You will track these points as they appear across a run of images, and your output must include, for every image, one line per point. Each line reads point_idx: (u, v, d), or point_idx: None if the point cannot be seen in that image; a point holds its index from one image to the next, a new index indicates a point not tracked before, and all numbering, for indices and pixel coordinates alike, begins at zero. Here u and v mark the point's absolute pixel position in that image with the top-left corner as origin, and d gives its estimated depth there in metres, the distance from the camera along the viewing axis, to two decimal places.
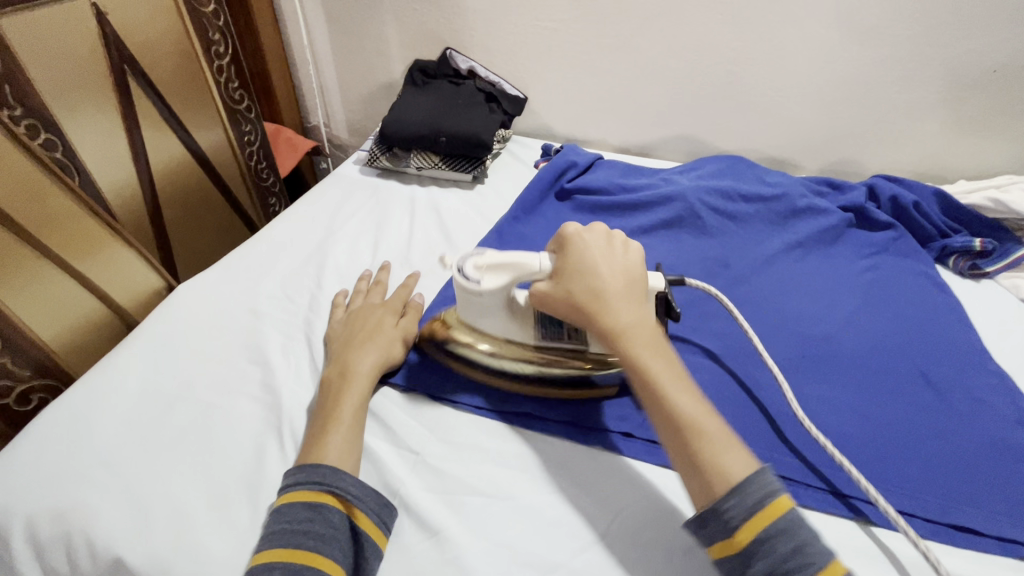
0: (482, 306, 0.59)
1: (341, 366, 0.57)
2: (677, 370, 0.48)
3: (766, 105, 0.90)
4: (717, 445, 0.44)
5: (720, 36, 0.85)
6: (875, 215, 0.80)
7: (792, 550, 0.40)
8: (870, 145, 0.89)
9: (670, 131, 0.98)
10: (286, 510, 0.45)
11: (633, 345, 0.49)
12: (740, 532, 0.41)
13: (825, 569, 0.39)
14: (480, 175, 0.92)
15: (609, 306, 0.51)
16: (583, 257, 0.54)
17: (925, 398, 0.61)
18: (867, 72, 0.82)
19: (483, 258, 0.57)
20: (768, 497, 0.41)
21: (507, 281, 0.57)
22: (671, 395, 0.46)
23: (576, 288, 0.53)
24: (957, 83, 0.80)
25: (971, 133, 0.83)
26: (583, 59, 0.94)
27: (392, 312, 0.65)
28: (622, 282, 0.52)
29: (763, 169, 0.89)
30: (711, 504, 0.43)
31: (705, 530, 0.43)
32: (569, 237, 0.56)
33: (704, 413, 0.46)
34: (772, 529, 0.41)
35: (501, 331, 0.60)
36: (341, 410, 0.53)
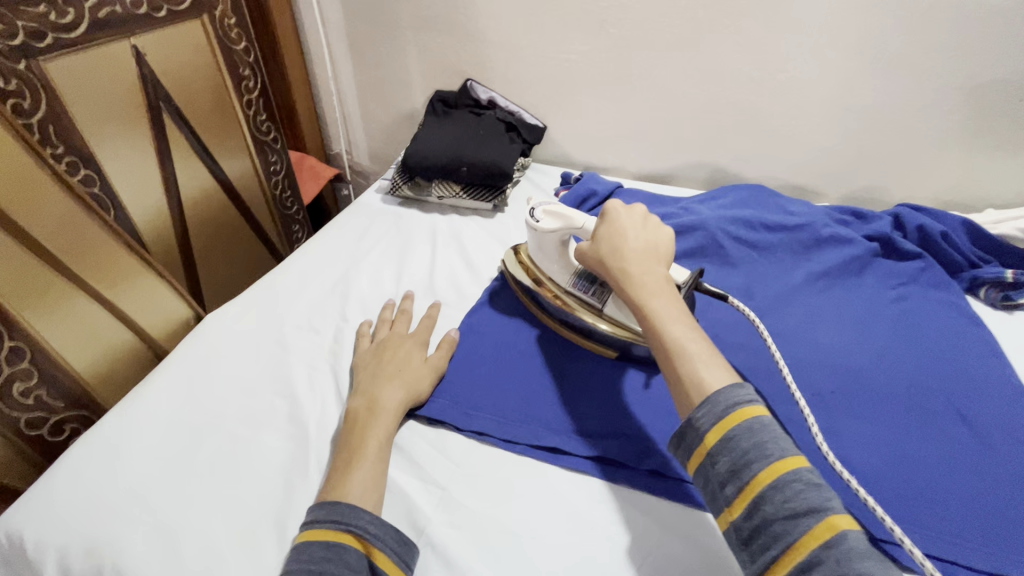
0: (541, 244, 0.71)
1: (367, 400, 0.57)
2: (680, 309, 0.54)
3: (787, 133, 0.90)
4: (700, 360, 0.49)
5: (741, 67, 0.86)
6: (901, 245, 0.79)
7: (752, 447, 0.43)
8: (894, 173, 0.88)
9: (690, 159, 0.99)
10: (304, 549, 0.45)
11: (636, 283, 0.57)
12: (709, 434, 0.45)
13: (782, 462, 0.42)
14: (500, 205, 0.93)
15: (622, 255, 0.60)
16: (613, 221, 0.63)
17: (961, 437, 0.60)
18: (890, 100, 0.82)
19: (552, 207, 0.70)
20: (735, 404, 0.45)
21: (559, 227, 0.68)
22: (663, 320, 0.53)
23: (602, 244, 0.62)
24: (983, 112, 0.79)
25: (999, 162, 0.82)
26: (602, 89, 0.96)
27: (420, 346, 0.65)
28: (641, 244, 0.61)
29: (785, 198, 0.88)
30: (687, 414, 0.47)
31: (684, 441, 0.47)
32: (607, 207, 0.65)
33: (691, 335, 0.51)
34: (740, 432, 0.44)
35: (548, 271, 0.71)
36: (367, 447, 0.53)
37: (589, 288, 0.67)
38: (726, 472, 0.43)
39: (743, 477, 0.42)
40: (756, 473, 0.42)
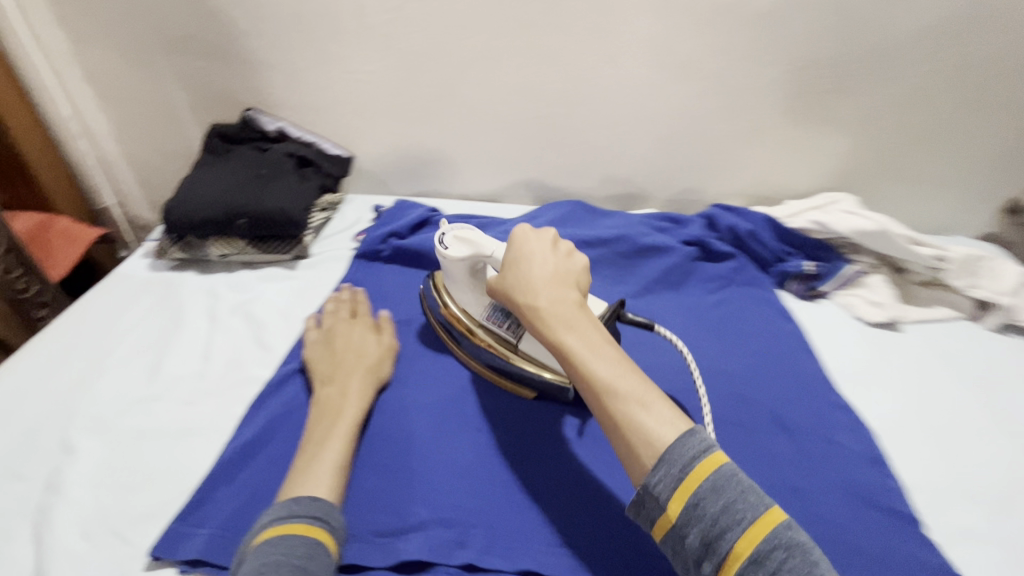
0: (451, 272, 0.60)
1: (338, 389, 0.56)
2: (602, 338, 0.46)
3: (600, 144, 0.86)
4: (635, 403, 0.42)
5: (541, 78, 0.80)
6: (715, 246, 0.78)
7: (721, 510, 0.37)
8: (706, 175, 0.88)
9: (515, 177, 0.92)
10: (308, 536, 0.42)
11: (551, 314, 0.48)
12: (671, 503, 0.38)
13: (755, 524, 0.36)
14: (303, 253, 0.79)
15: (530, 283, 0.50)
16: (513, 252, 0.53)
17: (782, 449, 0.57)
18: (689, 104, 0.81)
19: (467, 232, 0.59)
20: (699, 456, 0.38)
21: (468, 255, 0.58)
22: (581, 362, 0.45)
23: (506, 271, 0.53)
24: (768, 109, 0.81)
25: (793, 155, 0.85)
26: (403, 110, 0.85)
27: (371, 329, 0.64)
28: (551, 272, 0.50)
29: (601, 211, 0.83)
30: (642, 478, 0.40)
31: (642, 508, 0.40)
32: (516, 233, 0.54)
33: (620, 374, 0.43)
34: (705, 491, 0.37)
35: (465, 303, 0.61)
36: (340, 433, 0.52)
37: (505, 320, 0.58)
38: (699, 545, 0.37)
39: (718, 548, 0.36)
40: (732, 545, 0.36)
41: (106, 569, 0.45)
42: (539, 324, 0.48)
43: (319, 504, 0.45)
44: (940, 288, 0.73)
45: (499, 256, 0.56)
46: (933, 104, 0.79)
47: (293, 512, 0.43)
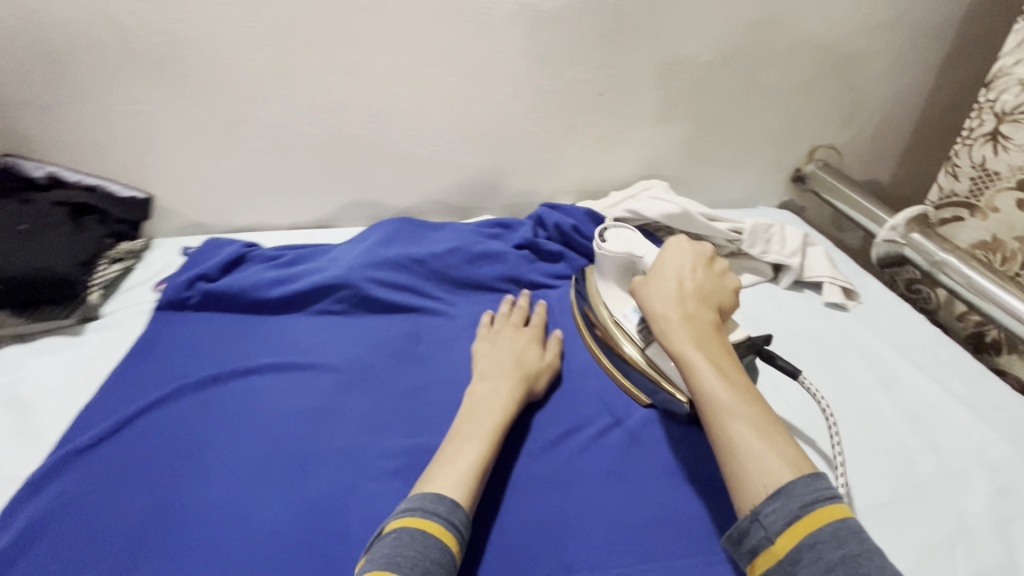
0: (603, 267, 0.64)
1: (492, 385, 0.57)
2: (723, 363, 0.48)
3: (425, 156, 0.85)
4: (760, 422, 0.44)
5: (348, 95, 0.77)
6: (545, 246, 0.79)
7: (839, 560, 0.36)
8: (534, 176, 0.91)
9: (344, 200, 0.88)
10: (431, 541, 0.42)
11: (680, 330, 0.50)
12: (780, 537, 0.39)
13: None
14: (92, 313, 0.70)
15: (669, 295, 0.53)
16: (663, 260, 0.56)
17: (607, 438, 0.57)
18: (503, 110, 0.83)
19: (622, 231, 0.64)
20: (818, 501, 0.39)
21: (620, 255, 0.61)
22: (704, 379, 0.47)
23: (650, 281, 0.55)
24: (577, 108, 0.84)
25: (608, 148, 0.90)
26: (201, 140, 0.78)
27: (535, 340, 0.65)
28: (691, 288, 0.54)
29: (432, 225, 0.82)
30: (752, 506, 0.41)
31: (745, 538, 0.41)
32: (668, 243, 0.59)
33: (743, 400, 0.45)
34: (822, 536, 0.37)
35: (607, 301, 0.64)
36: (486, 428, 0.52)
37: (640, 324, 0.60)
38: None
39: None
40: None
41: None
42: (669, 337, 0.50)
43: (459, 510, 0.45)
44: (744, 256, 0.80)
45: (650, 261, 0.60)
46: (716, 93, 0.87)
47: (438, 511, 0.44)
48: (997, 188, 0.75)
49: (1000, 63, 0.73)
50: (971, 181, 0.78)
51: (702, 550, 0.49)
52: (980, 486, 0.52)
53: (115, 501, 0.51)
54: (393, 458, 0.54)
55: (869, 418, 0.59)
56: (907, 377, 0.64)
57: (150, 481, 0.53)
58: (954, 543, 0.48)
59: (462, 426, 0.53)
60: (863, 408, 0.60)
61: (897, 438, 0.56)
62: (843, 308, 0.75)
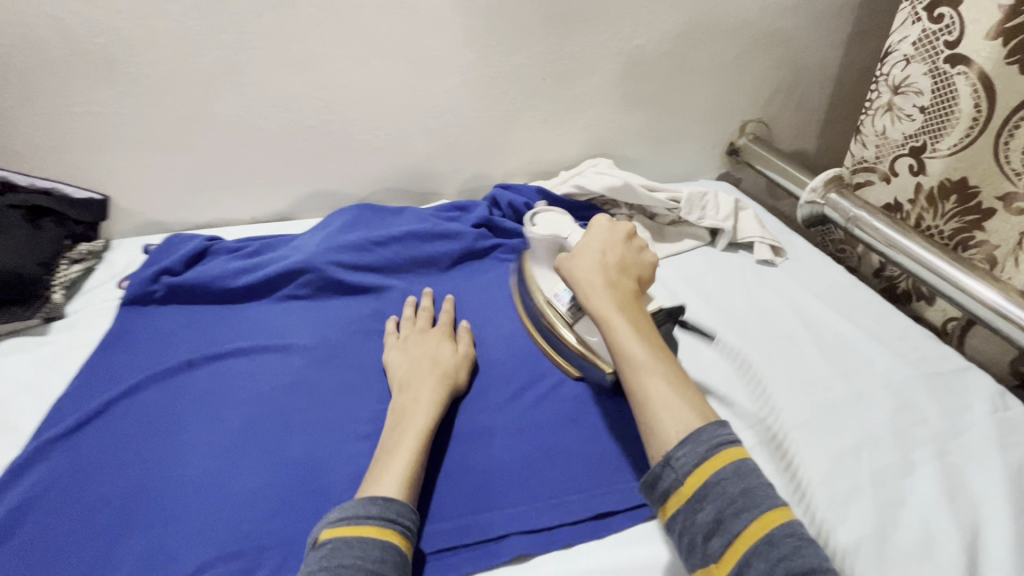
0: (536, 248, 0.70)
1: (412, 394, 0.57)
2: (642, 329, 0.53)
3: (380, 145, 0.88)
4: (660, 382, 0.49)
5: (299, 87, 0.80)
6: (500, 224, 0.84)
7: (738, 494, 0.42)
8: (487, 160, 0.95)
9: (302, 191, 0.90)
10: (371, 540, 0.43)
11: (597, 300, 0.55)
12: (690, 477, 0.43)
13: (770, 512, 0.41)
14: (55, 313, 0.70)
15: (586, 270, 0.58)
16: (590, 238, 0.61)
17: (563, 387, 0.63)
18: (452, 97, 0.87)
19: (550, 215, 0.69)
20: (721, 444, 0.44)
21: (552, 235, 0.67)
22: (619, 340, 0.52)
23: (573, 259, 0.60)
24: (523, 93, 0.89)
25: (556, 130, 0.95)
26: (155, 138, 0.79)
27: (449, 339, 0.65)
28: (612, 261, 0.59)
29: (392, 210, 0.85)
30: (663, 454, 0.45)
31: (657, 485, 0.45)
32: (594, 221, 0.64)
33: (652, 362, 0.50)
34: (726, 475, 0.43)
35: (539, 283, 0.69)
36: (408, 438, 0.52)
37: (570, 305, 0.64)
38: (711, 521, 0.41)
39: (729, 526, 0.41)
40: (744, 526, 0.40)
41: None
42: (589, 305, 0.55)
43: (395, 505, 0.46)
44: (684, 224, 0.87)
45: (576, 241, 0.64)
46: (651, 74, 0.94)
47: (369, 513, 0.44)
48: (895, 155, 0.84)
49: (891, 41, 0.82)
50: (878, 148, 0.87)
51: (652, 472, 0.54)
52: (885, 403, 0.60)
53: (94, 484, 0.53)
54: (367, 423, 0.58)
55: (791, 356, 0.66)
56: (826, 319, 0.72)
57: (131, 462, 0.54)
58: (862, 450, 0.55)
59: (388, 436, 0.53)
60: (788, 348, 0.68)
61: (815, 371, 0.64)
62: (772, 264, 0.82)
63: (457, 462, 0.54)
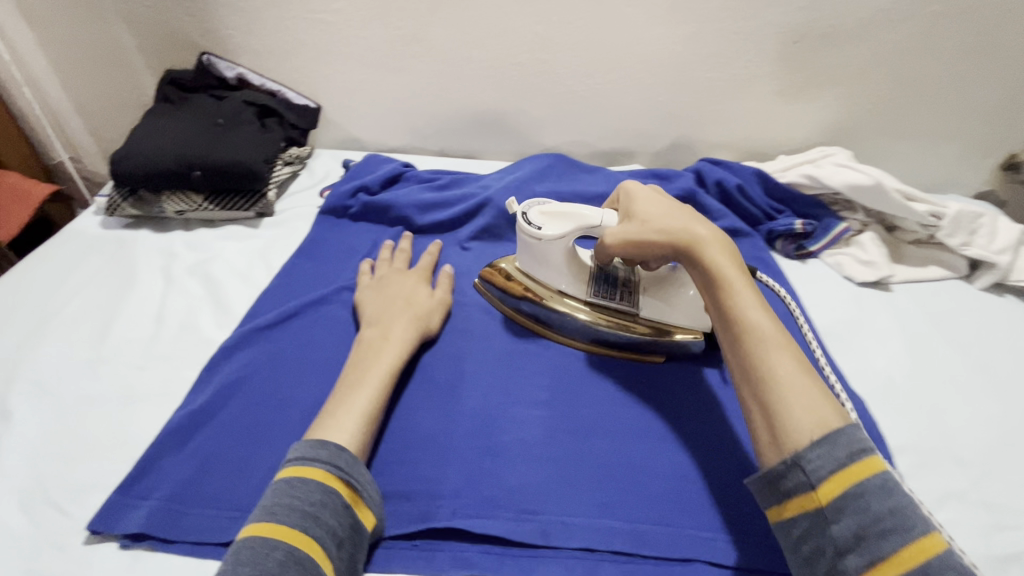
0: (542, 255, 0.57)
1: (382, 329, 0.55)
2: (754, 294, 0.45)
3: (585, 94, 0.81)
4: (773, 353, 0.41)
5: (522, 20, 0.74)
6: (704, 202, 0.73)
7: (887, 510, 0.34)
8: (694, 129, 0.84)
9: (494, 130, 0.87)
10: (312, 486, 0.41)
11: (709, 257, 0.47)
12: (824, 484, 0.36)
13: (926, 537, 0.32)
14: (266, 211, 0.75)
15: (687, 222, 0.50)
16: (648, 199, 0.54)
17: None
18: (680, 51, 0.76)
19: (550, 206, 0.57)
20: (860, 452, 0.36)
21: (568, 231, 0.55)
22: (745, 310, 0.43)
23: (647, 215, 0.51)
24: (764, 55, 0.76)
25: (787, 107, 0.81)
26: (373, 56, 0.79)
27: (422, 284, 0.62)
28: (697, 219, 0.51)
29: (584, 167, 0.79)
30: (791, 454, 0.37)
31: (780, 485, 0.38)
32: (626, 188, 0.56)
33: (777, 336, 0.42)
34: (869, 486, 0.35)
35: (556, 283, 0.58)
36: (379, 371, 0.51)
37: (614, 291, 0.57)
38: (851, 536, 0.34)
39: (874, 547, 0.33)
40: (893, 547, 0.33)
41: (38, 540, 0.43)
42: (698, 266, 0.47)
43: (344, 453, 0.44)
44: (934, 246, 0.70)
45: (609, 223, 0.54)
46: (934, 53, 0.74)
47: (317, 457, 0.43)
48: None
49: None
50: None
51: None
52: None
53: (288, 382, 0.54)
54: (540, 389, 0.55)
55: None
56: None
57: (318, 367, 0.56)
58: None
59: (353, 370, 0.51)
60: None
61: None
62: None
63: (640, 461, 0.49)
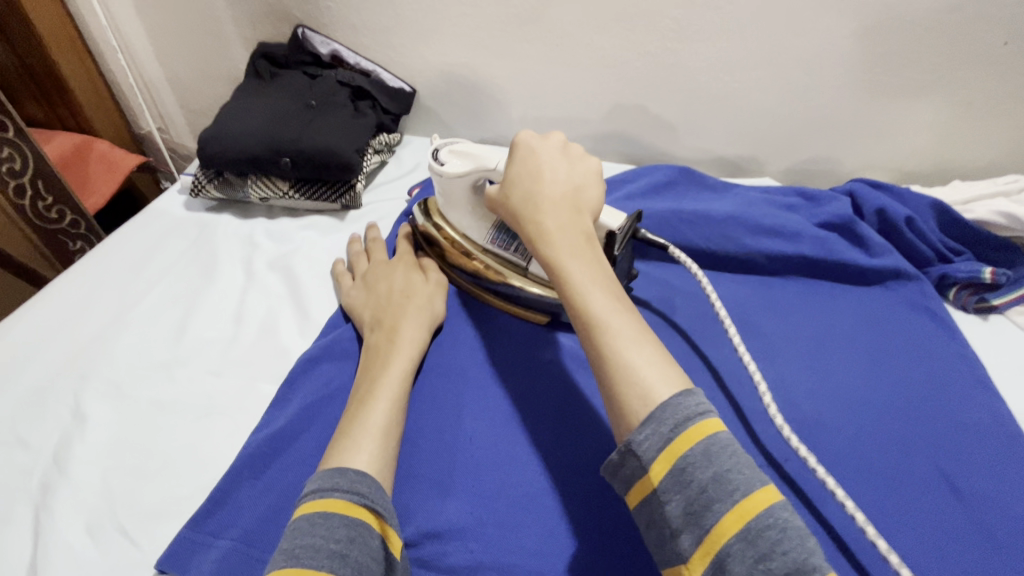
0: (449, 194, 0.54)
1: (385, 331, 0.50)
2: (603, 271, 0.40)
3: (719, 93, 0.70)
4: (622, 339, 0.35)
5: (659, 3, 0.63)
6: (862, 233, 0.61)
7: (709, 480, 0.30)
8: (844, 142, 0.71)
9: (601, 128, 0.77)
10: (337, 521, 0.35)
11: (556, 239, 0.42)
12: (655, 465, 0.31)
13: (748, 499, 0.29)
14: (353, 203, 0.68)
15: (532, 199, 0.45)
16: (525, 154, 0.47)
17: (945, 516, 0.44)
18: (848, 48, 0.63)
19: (461, 146, 0.52)
20: (688, 420, 0.31)
21: (469, 173, 0.51)
22: (580, 291, 0.38)
23: (512, 184, 0.46)
24: (957, 58, 0.61)
25: (971, 123, 0.66)
26: (480, 37, 0.70)
27: (412, 268, 0.56)
28: (559, 187, 0.45)
29: (711, 179, 0.68)
30: (625, 439, 0.33)
31: (621, 473, 0.33)
32: (517, 139, 0.49)
33: (616, 312, 0.37)
34: (693, 457, 0.30)
35: (462, 227, 0.55)
36: (392, 384, 0.45)
37: (511, 243, 0.53)
38: (682, 515, 0.30)
39: (702, 522, 0.29)
40: (716, 518, 0.29)
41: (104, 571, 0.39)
42: (539, 245, 0.42)
43: (367, 479, 0.38)
44: None
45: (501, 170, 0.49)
46: None
47: (337, 487, 0.36)
48: None
49: None
50: None
51: None
52: None
53: None
54: None
55: None
56: None
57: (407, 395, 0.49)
58: None
59: (360, 384, 0.45)
60: None
61: None
62: None
63: None
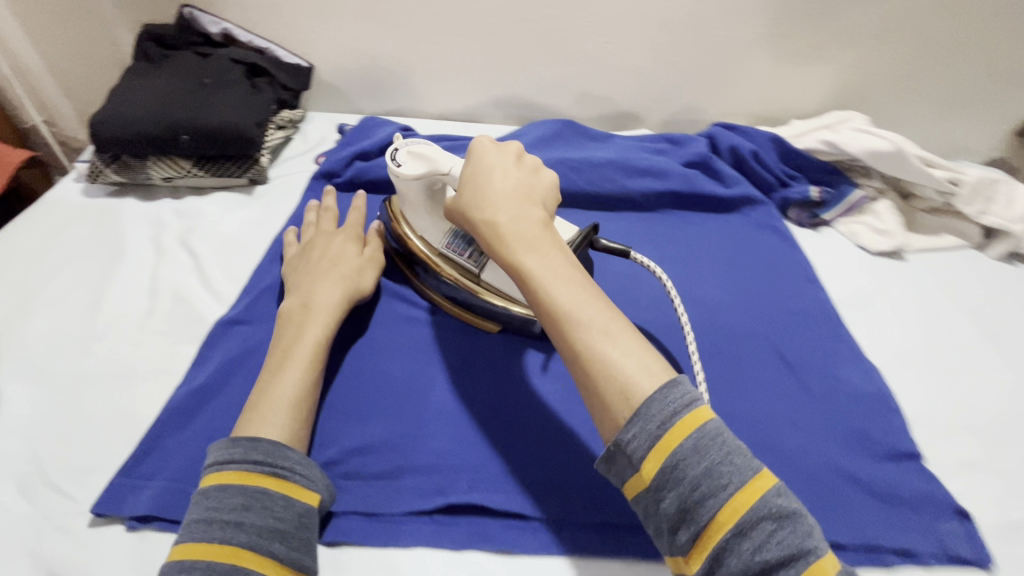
0: (409, 196, 0.55)
1: (308, 293, 0.52)
2: (568, 264, 0.40)
3: (594, 53, 0.77)
4: (595, 332, 0.36)
5: None
6: (718, 168, 0.71)
7: (702, 474, 0.32)
8: (706, 92, 0.81)
9: (497, 92, 0.83)
10: (232, 490, 0.38)
11: (515, 240, 0.42)
12: (647, 463, 0.33)
13: (742, 492, 0.31)
14: (259, 177, 0.71)
15: (489, 202, 0.44)
16: (476, 159, 0.47)
17: (781, 380, 0.53)
18: (694, 7, 0.72)
19: (419, 149, 0.54)
20: (675, 415, 0.33)
21: (423, 174, 0.52)
22: (550, 289, 0.39)
23: (465, 194, 0.46)
24: (781, 12, 0.72)
25: (802, 69, 0.78)
26: (368, 9, 0.74)
27: (354, 241, 0.59)
28: (512, 185, 0.45)
29: (592, 132, 0.75)
30: (614, 434, 0.35)
31: (614, 466, 0.35)
32: (473, 145, 0.49)
33: (584, 301, 0.38)
34: (685, 453, 0.32)
35: (420, 228, 0.56)
36: (305, 348, 0.48)
37: (467, 249, 0.54)
38: (676, 511, 0.32)
39: (696, 516, 0.31)
40: (712, 511, 0.31)
41: (40, 522, 0.41)
42: (498, 245, 0.42)
43: (263, 445, 0.41)
44: (948, 215, 0.69)
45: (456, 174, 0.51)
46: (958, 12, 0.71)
47: (232, 458, 0.39)
48: None
49: None
50: None
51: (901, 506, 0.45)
52: None
53: None
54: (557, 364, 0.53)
55: None
56: None
57: None
58: None
59: (286, 341, 0.49)
60: None
61: None
62: None
63: None
